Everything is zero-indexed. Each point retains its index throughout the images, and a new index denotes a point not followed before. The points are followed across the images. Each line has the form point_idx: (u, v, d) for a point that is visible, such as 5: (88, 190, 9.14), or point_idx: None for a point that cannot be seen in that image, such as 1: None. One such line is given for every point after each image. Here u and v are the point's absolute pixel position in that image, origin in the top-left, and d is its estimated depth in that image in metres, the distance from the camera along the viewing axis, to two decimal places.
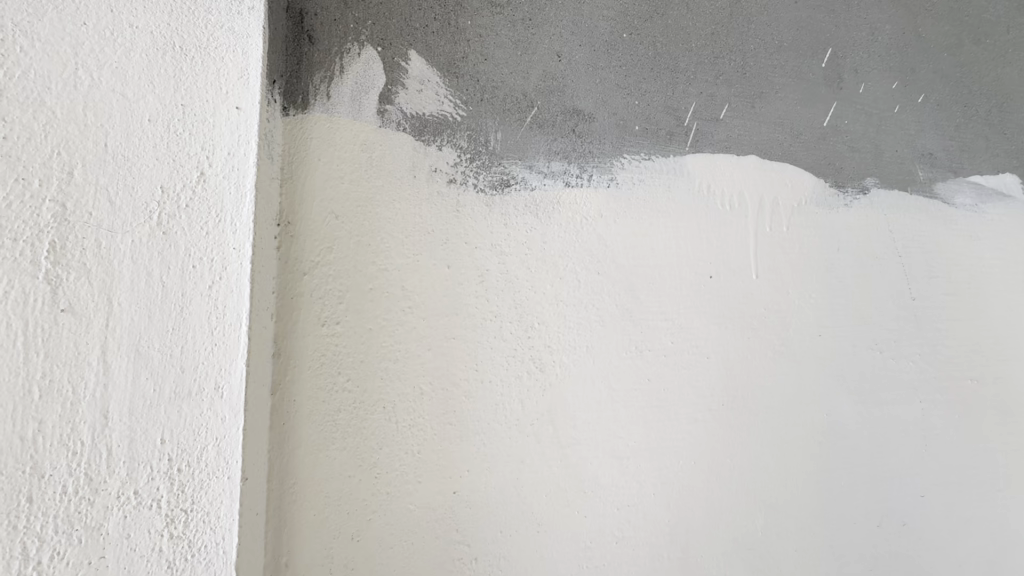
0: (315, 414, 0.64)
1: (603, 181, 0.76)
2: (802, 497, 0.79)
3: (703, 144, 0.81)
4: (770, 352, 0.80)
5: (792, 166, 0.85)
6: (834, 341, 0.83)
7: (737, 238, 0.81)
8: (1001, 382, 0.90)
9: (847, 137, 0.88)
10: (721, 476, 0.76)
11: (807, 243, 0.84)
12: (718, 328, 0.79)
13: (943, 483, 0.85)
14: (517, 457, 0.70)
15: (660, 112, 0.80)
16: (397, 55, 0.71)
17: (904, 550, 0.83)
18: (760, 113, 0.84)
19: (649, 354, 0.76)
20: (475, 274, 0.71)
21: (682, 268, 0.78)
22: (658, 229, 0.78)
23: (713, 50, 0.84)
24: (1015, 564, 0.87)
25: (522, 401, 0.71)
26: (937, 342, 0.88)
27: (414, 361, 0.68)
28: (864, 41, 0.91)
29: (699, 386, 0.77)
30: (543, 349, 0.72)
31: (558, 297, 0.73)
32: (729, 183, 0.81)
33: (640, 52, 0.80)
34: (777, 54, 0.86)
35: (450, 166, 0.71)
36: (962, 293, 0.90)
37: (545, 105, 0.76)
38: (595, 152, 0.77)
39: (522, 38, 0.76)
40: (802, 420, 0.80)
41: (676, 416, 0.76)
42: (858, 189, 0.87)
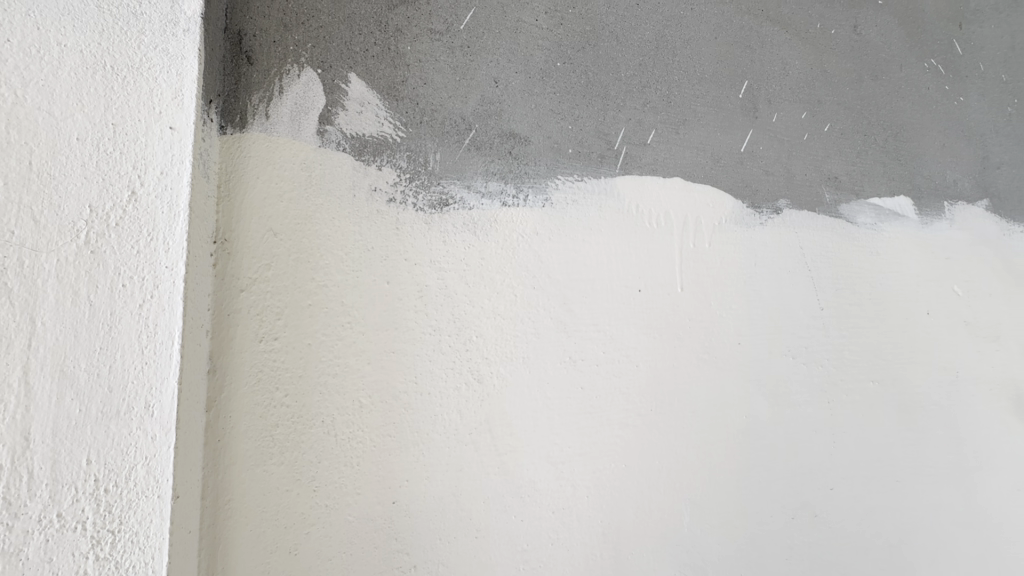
0: (252, 429, 0.65)
1: (538, 201, 0.81)
2: (724, 494, 0.85)
3: (633, 167, 0.87)
4: (694, 359, 0.86)
5: (713, 188, 0.92)
6: (751, 348, 0.90)
7: (664, 254, 0.87)
8: (899, 383, 1.00)
9: (762, 162, 0.96)
10: (650, 477, 0.81)
11: (727, 258, 0.91)
12: (646, 338, 0.84)
13: (849, 477, 0.94)
14: (455, 465, 0.72)
15: (592, 137, 0.85)
16: (337, 77, 0.73)
17: (817, 540, 0.90)
18: (684, 139, 0.91)
19: (583, 363, 0.80)
20: (415, 289, 0.73)
21: (613, 282, 0.84)
22: (591, 246, 0.83)
23: (640, 79, 0.90)
24: (911, 547, 0.97)
25: (461, 412, 0.74)
26: (843, 348, 0.97)
27: (353, 375, 0.69)
28: (776, 75, 1.00)
29: (630, 393, 0.82)
30: (480, 361, 0.75)
31: (495, 311, 0.77)
32: (656, 202, 0.88)
33: (573, 80, 0.86)
34: (699, 85, 0.94)
35: (390, 185, 0.74)
36: (865, 304, 1.00)
37: (483, 128, 0.79)
38: (531, 173, 0.81)
39: (461, 63, 0.79)
40: (723, 422, 0.87)
41: (607, 422, 0.80)
42: (772, 209, 0.95)
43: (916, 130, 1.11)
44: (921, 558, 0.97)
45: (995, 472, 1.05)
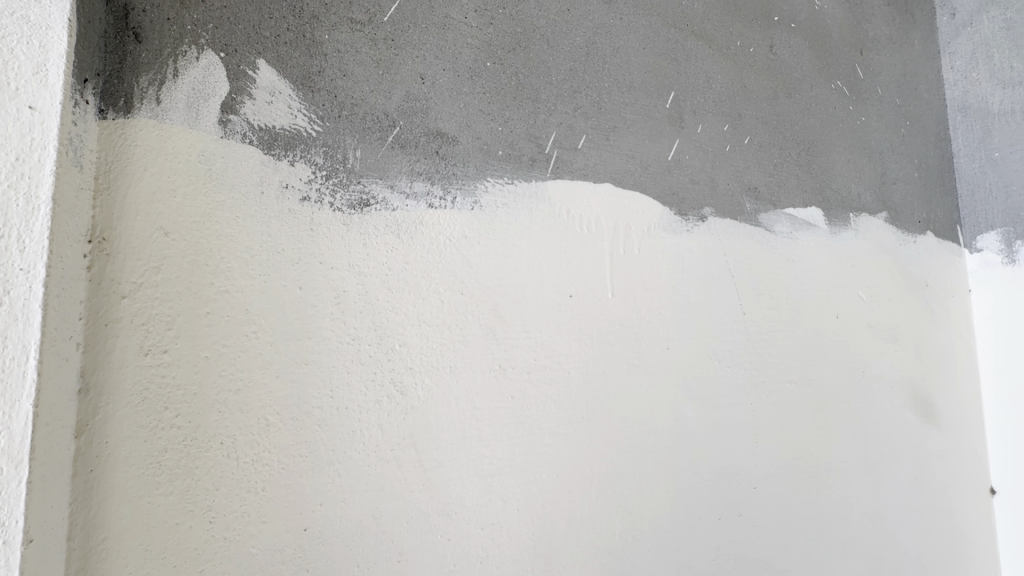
0: (133, 456, 0.56)
1: (467, 204, 0.78)
2: (655, 499, 0.85)
3: (564, 171, 0.86)
4: (624, 365, 0.86)
5: (642, 195, 0.93)
6: (679, 353, 0.92)
7: (594, 259, 0.87)
8: (813, 383, 1.06)
9: (688, 171, 0.99)
10: (581, 486, 0.80)
11: (656, 264, 0.92)
12: (577, 344, 0.83)
13: (770, 475, 0.97)
14: (376, 485, 0.67)
15: (522, 139, 0.84)
16: (243, 63, 0.67)
17: (742, 538, 0.93)
18: (614, 145, 0.92)
19: (513, 371, 0.78)
20: (332, 295, 0.68)
21: (544, 288, 0.82)
22: (521, 250, 0.81)
23: (571, 84, 0.90)
24: (826, 540, 1.02)
25: (382, 426, 0.69)
26: (763, 350, 1.01)
27: (259, 390, 0.63)
28: (701, 87, 1.04)
29: (561, 401, 0.81)
30: (403, 372, 0.71)
31: (421, 318, 0.73)
32: (586, 207, 0.87)
33: (503, 81, 0.84)
34: (628, 93, 0.95)
35: (303, 183, 0.68)
36: (782, 308, 1.05)
37: (408, 126, 0.76)
38: (459, 174, 0.78)
39: (384, 57, 0.75)
40: (653, 427, 0.87)
41: (538, 432, 0.78)
42: (698, 217, 0.98)
43: (824, 146, 1.19)
44: (835, 549, 1.02)
45: (896, 464, 1.13)
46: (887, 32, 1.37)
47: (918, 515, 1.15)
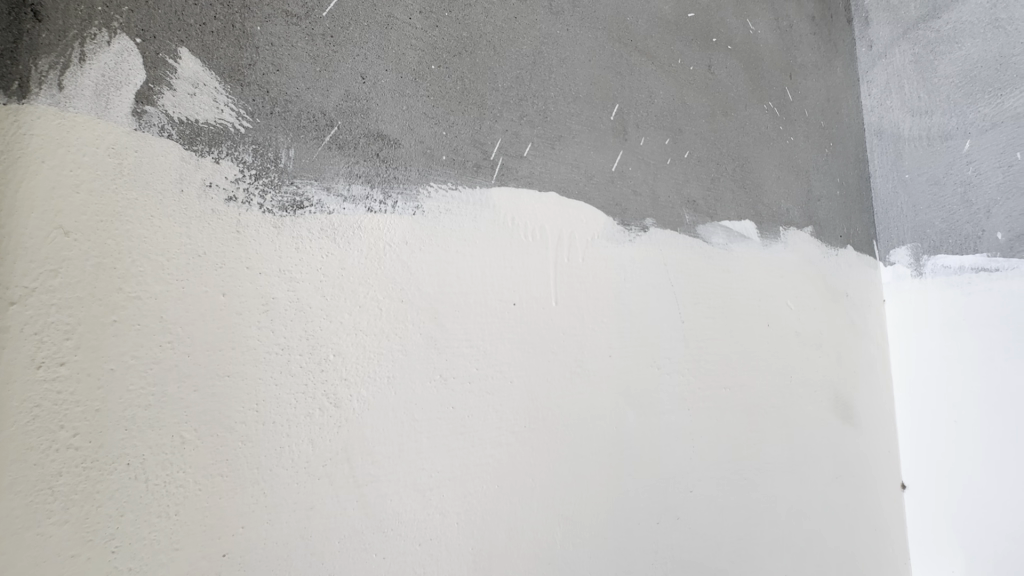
0: (20, 482, 0.50)
1: (409, 209, 0.75)
2: (595, 507, 0.86)
3: (508, 179, 0.86)
4: (567, 373, 0.87)
5: (586, 205, 0.94)
6: (621, 360, 0.93)
7: (539, 267, 0.87)
8: (745, 388, 1.11)
9: (631, 182, 1.01)
10: (522, 496, 0.79)
11: (599, 273, 0.93)
12: (520, 353, 0.82)
13: (705, 478, 1.01)
14: (305, 503, 0.63)
15: (467, 145, 0.82)
16: (163, 51, 0.62)
17: (678, 542, 0.95)
18: (559, 155, 0.93)
19: (454, 381, 0.76)
20: (259, 302, 0.64)
21: (488, 295, 0.81)
22: (464, 258, 0.80)
23: (517, 92, 0.89)
24: (756, 539, 1.06)
25: (314, 441, 0.65)
26: (700, 357, 1.05)
27: (173, 405, 0.58)
28: (644, 101, 1.07)
29: (503, 410, 0.80)
30: (338, 383, 0.67)
31: (357, 327, 0.70)
32: (531, 216, 0.87)
33: (448, 85, 0.82)
34: (573, 103, 0.96)
35: (230, 181, 0.64)
36: (718, 317, 1.09)
37: (346, 126, 0.73)
38: (400, 178, 0.75)
39: (322, 53, 0.72)
40: (595, 433, 0.88)
41: (479, 442, 0.77)
42: (640, 227, 1.00)
43: (757, 162, 1.25)
44: (765, 548, 1.07)
45: (819, 464, 1.20)
46: (813, 59, 1.46)
47: (839, 511, 1.22)
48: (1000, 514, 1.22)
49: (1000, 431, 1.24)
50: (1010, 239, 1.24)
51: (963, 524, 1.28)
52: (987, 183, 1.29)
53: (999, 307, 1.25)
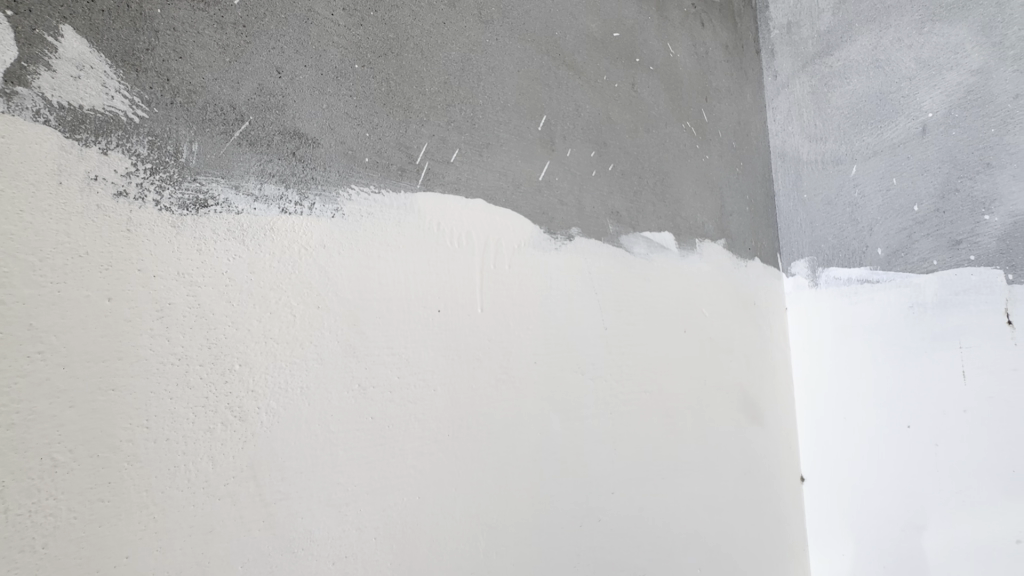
0: None
1: (327, 211, 0.72)
2: (519, 513, 0.86)
3: (434, 184, 0.85)
4: (492, 381, 0.87)
5: (513, 213, 0.95)
6: (546, 367, 0.95)
7: (464, 273, 0.86)
8: (664, 391, 1.16)
9: (558, 192, 1.03)
10: (444, 507, 0.78)
11: (525, 280, 0.94)
12: (444, 360, 0.81)
13: (626, 479, 1.04)
14: (202, 527, 0.58)
15: (391, 148, 0.80)
16: (40, 26, 0.55)
17: (601, 543, 0.97)
18: (487, 162, 0.93)
19: (373, 391, 0.73)
20: (153, 309, 0.58)
21: (410, 302, 0.79)
22: (386, 263, 0.77)
23: (445, 98, 0.89)
24: (674, 533, 1.11)
25: (214, 458, 0.60)
26: (621, 362, 1.09)
27: (43, 425, 0.51)
28: (571, 114, 1.10)
29: (426, 420, 0.78)
30: (243, 395, 0.63)
31: (267, 335, 0.65)
32: (456, 222, 0.87)
33: (372, 86, 0.80)
34: (501, 112, 0.97)
35: (120, 175, 0.58)
36: (639, 322, 1.14)
37: (259, 122, 0.68)
38: (319, 179, 0.72)
39: (232, 43, 0.68)
40: (520, 440, 0.88)
41: (399, 453, 0.75)
42: (565, 236, 1.02)
43: (676, 177, 1.33)
44: (680, 543, 1.12)
45: (729, 462, 1.28)
46: (726, 84, 1.58)
47: (747, 505, 1.31)
48: (881, 500, 1.36)
49: (882, 427, 1.38)
50: (888, 255, 1.40)
51: (850, 511, 1.42)
52: (870, 204, 1.45)
53: (880, 314, 1.40)
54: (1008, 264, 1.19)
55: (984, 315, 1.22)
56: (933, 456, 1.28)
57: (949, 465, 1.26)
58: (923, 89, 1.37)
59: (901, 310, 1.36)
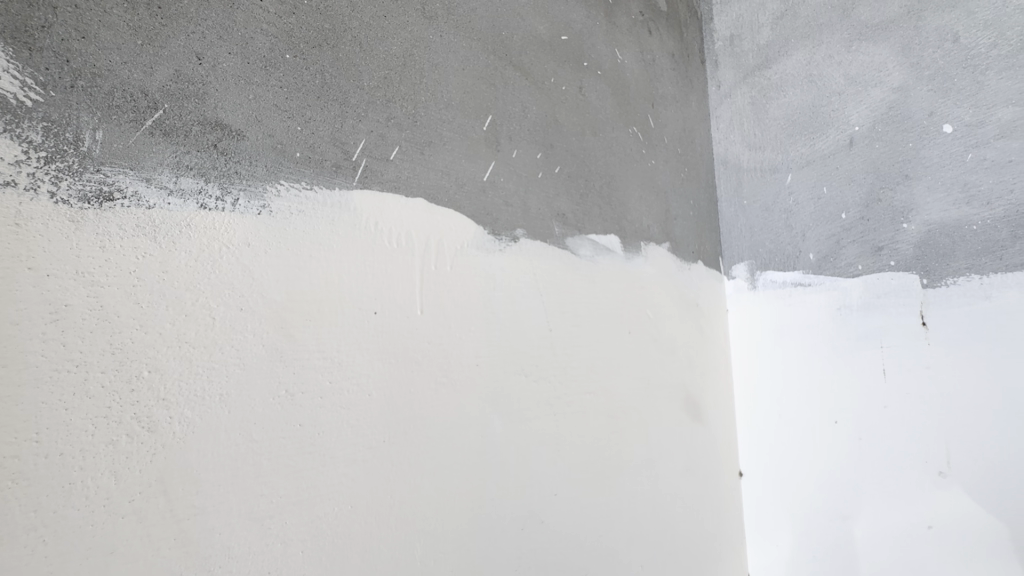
0: None
1: (252, 208, 0.69)
2: (459, 517, 0.85)
3: (372, 182, 0.82)
4: (431, 384, 0.85)
5: (455, 212, 0.93)
6: (488, 370, 0.94)
7: (403, 274, 0.84)
8: (607, 392, 1.17)
9: (502, 193, 1.02)
10: (379, 515, 0.75)
11: (467, 281, 0.93)
12: (380, 364, 0.79)
13: (569, 481, 1.05)
14: (102, 548, 0.54)
15: (325, 143, 0.77)
16: None
17: (543, 545, 0.97)
18: (429, 161, 0.91)
19: (302, 397, 0.70)
20: (47, 311, 0.53)
21: (344, 303, 0.76)
22: (318, 264, 0.74)
23: (385, 93, 0.86)
24: (617, 534, 1.13)
25: (117, 473, 0.55)
26: (566, 364, 1.09)
27: None
28: (517, 115, 1.09)
29: (360, 425, 0.75)
30: (153, 405, 0.58)
31: (181, 339, 0.61)
32: (396, 221, 0.84)
33: (305, 77, 0.76)
34: (445, 110, 0.95)
35: (7, 162, 0.52)
36: (584, 324, 1.15)
37: (175, 111, 0.64)
38: (243, 174, 0.68)
39: (146, 26, 0.63)
40: (460, 443, 0.87)
41: (330, 461, 0.72)
42: (510, 238, 1.02)
43: (621, 181, 1.35)
44: (623, 542, 1.14)
45: (671, 460, 1.32)
46: (672, 92, 1.62)
47: (688, 501, 1.34)
48: (811, 492, 1.43)
49: (813, 422, 1.45)
50: (819, 260, 1.47)
51: (784, 503, 1.48)
52: (803, 211, 1.52)
53: (812, 316, 1.47)
54: (923, 270, 1.28)
55: (903, 317, 1.30)
56: (857, 450, 1.36)
57: (871, 457, 1.33)
58: (851, 103, 1.45)
59: (830, 312, 1.43)
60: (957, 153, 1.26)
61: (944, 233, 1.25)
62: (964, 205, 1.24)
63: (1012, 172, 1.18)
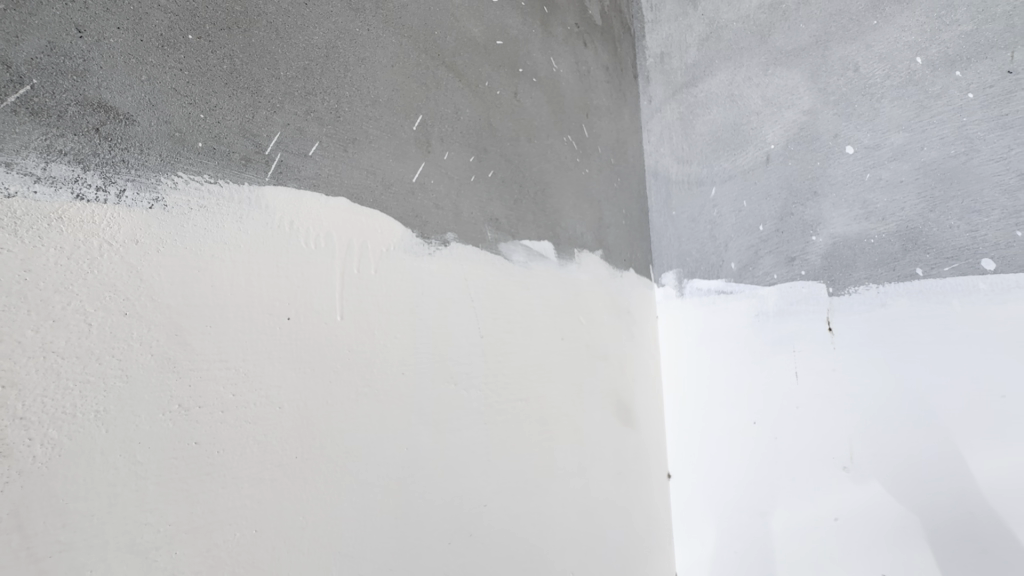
0: None
1: (143, 201, 0.61)
2: (381, 535, 0.80)
3: (288, 178, 0.76)
4: (352, 394, 0.80)
5: (381, 214, 0.89)
6: (416, 378, 0.90)
7: (322, 278, 0.79)
8: (540, 399, 1.16)
9: (432, 195, 0.99)
10: (289, 539, 0.69)
11: (394, 286, 0.89)
12: (294, 374, 0.73)
13: (499, 491, 1.02)
14: None
15: (233, 134, 0.71)
16: None
17: (471, 560, 0.94)
18: (353, 159, 0.86)
19: (199, 412, 0.63)
20: None
21: (251, 308, 0.70)
22: (222, 265, 0.68)
23: (304, 85, 0.80)
24: (548, 544, 1.11)
25: None
26: (497, 371, 1.07)
27: None
28: (450, 116, 1.07)
29: (269, 442, 0.69)
30: (8, 425, 0.50)
31: (47, 349, 0.53)
32: (314, 222, 0.79)
33: (211, 62, 0.70)
34: (372, 107, 0.91)
35: None
36: (515, 330, 1.13)
37: (47, 87, 0.56)
38: (132, 162, 0.61)
39: None
40: (384, 457, 0.83)
41: (232, 483, 0.65)
42: (440, 242, 0.99)
43: (556, 188, 1.36)
44: (554, 550, 1.13)
45: (603, 466, 1.33)
46: (606, 103, 1.66)
47: (619, 505, 1.36)
48: (733, 491, 1.50)
49: (735, 424, 1.52)
50: (740, 269, 1.55)
51: (709, 501, 1.55)
52: (725, 222, 1.60)
53: (734, 322, 1.55)
54: (829, 279, 1.37)
55: (812, 324, 1.39)
56: (772, 449, 1.43)
57: (784, 457, 1.41)
58: (767, 123, 1.54)
59: (749, 319, 1.51)
60: (858, 173, 1.35)
61: (847, 245, 1.35)
62: (864, 220, 1.33)
63: (903, 192, 1.27)
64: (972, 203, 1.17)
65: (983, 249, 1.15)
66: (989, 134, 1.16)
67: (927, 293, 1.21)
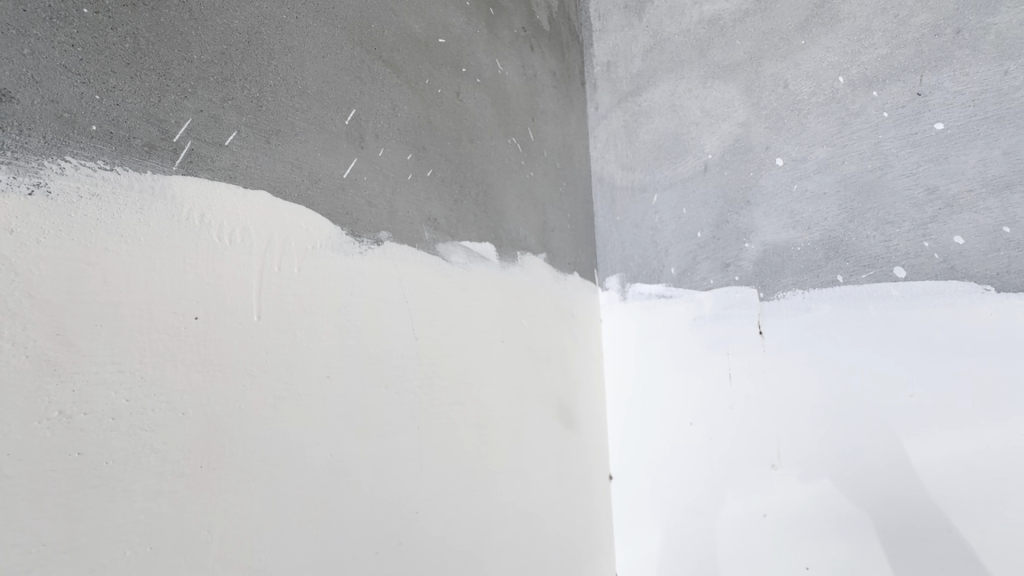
0: None
1: (20, 187, 0.56)
2: (299, 547, 0.76)
3: (199, 169, 0.72)
4: (269, 399, 0.75)
5: (306, 209, 0.85)
6: (343, 382, 0.86)
7: (236, 276, 0.75)
8: (477, 403, 1.15)
9: (365, 193, 0.96)
10: (192, 554, 0.65)
11: (319, 286, 0.85)
12: (201, 378, 0.68)
13: (432, 497, 1.00)
14: None
15: (134, 118, 0.66)
16: None
17: (399, 569, 0.91)
18: (276, 151, 0.82)
19: (83, 420, 0.58)
20: None
21: (152, 307, 0.65)
22: (119, 259, 0.63)
23: (220, 71, 0.76)
24: (483, 549, 1.10)
25: None
26: (432, 374, 1.05)
27: None
28: (386, 112, 1.04)
29: (169, 451, 0.64)
30: None
31: None
32: (229, 216, 0.75)
33: (110, 40, 0.65)
34: (299, 98, 0.87)
35: None
36: (453, 332, 1.11)
37: None
38: (8, 143, 0.56)
39: None
40: (305, 464, 0.79)
41: (123, 497, 0.60)
42: (372, 240, 0.96)
43: (498, 190, 1.35)
44: (489, 555, 1.11)
45: (543, 469, 1.32)
46: (552, 108, 1.68)
47: (558, 507, 1.36)
48: (671, 490, 1.53)
49: (673, 425, 1.55)
50: (678, 274, 1.60)
51: (649, 501, 1.58)
52: (666, 228, 1.64)
53: (672, 325, 1.59)
54: (760, 284, 1.43)
55: (744, 327, 1.44)
56: (708, 449, 1.47)
57: (719, 456, 1.45)
58: (705, 133, 1.59)
59: (687, 322, 1.56)
60: (786, 184, 1.41)
61: (776, 252, 1.41)
62: (791, 228, 1.39)
63: (827, 203, 1.34)
64: (886, 215, 1.25)
65: (895, 258, 1.23)
66: (901, 151, 1.25)
67: (847, 299, 1.29)
